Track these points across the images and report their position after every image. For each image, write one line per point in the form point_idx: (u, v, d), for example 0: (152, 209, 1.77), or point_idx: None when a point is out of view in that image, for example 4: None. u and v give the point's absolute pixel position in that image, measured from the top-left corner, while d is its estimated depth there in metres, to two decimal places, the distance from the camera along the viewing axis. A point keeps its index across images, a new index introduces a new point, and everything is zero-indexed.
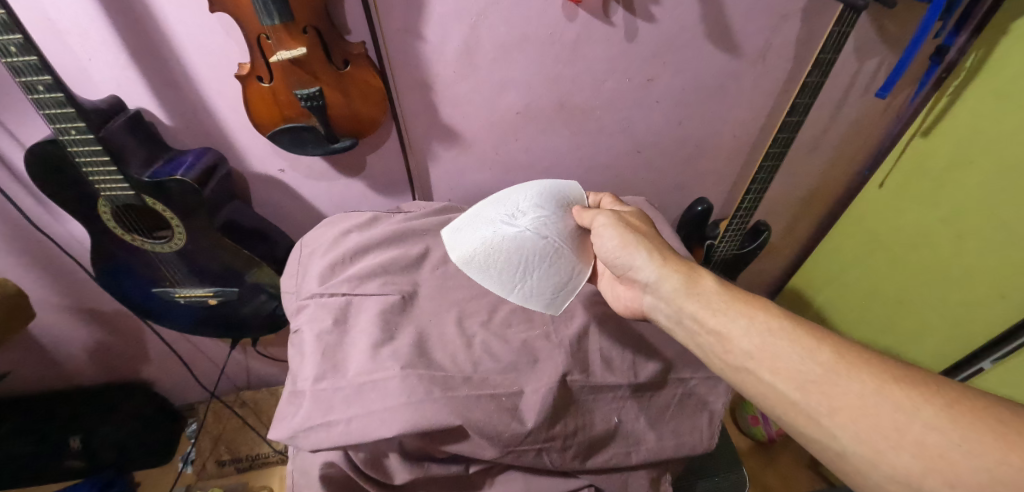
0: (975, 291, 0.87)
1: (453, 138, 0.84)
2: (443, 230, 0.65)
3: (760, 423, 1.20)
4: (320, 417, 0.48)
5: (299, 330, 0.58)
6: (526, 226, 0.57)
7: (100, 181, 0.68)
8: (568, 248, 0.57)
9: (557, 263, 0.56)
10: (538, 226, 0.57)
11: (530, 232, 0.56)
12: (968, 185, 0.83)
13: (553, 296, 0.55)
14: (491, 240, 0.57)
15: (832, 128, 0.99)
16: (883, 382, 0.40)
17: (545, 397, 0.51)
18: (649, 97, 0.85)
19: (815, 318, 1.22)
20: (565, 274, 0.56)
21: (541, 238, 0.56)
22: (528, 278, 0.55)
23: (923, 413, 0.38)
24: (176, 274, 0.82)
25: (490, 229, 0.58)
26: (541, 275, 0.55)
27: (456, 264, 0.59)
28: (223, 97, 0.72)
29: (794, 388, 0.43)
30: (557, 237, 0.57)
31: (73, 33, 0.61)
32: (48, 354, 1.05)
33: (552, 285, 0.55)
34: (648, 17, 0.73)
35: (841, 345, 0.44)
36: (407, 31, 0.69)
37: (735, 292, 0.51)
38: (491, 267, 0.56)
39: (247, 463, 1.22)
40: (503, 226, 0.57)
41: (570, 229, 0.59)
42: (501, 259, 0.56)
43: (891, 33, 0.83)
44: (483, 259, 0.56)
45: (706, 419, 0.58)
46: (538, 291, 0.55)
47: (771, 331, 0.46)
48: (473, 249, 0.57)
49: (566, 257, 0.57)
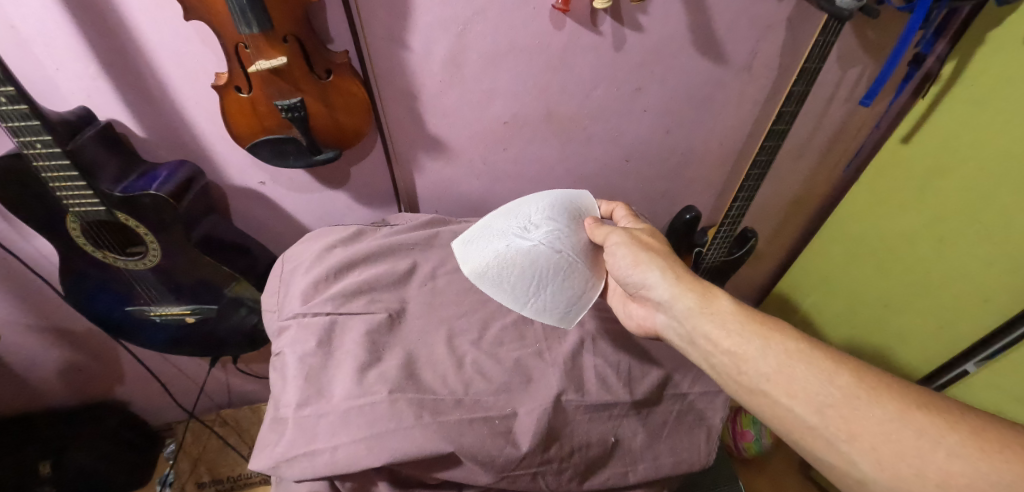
0: (960, 296, 0.88)
1: (440, 148, 0.83)
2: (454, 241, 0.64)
3: (734, 449, 1.18)
4: (304, 446, 0.46)
5: (281, 352, 0.55)
6: (541, 239, 0.56)
7: (68, 197, 0.65)
8: (582, 262, 0.57)
9: (569, 276, 0.55)
10: (551, 240, 0.56)
11: (544, 246, 0.55)
12: (950, 190, 0.84)
13: (566, 310, 0.54)
14: (504, 254, 0.55)
15: (816, 135, 1.00)
16: (904, 408, 0.40)
17: (539, 418, 0.49)
18: (636, 106, 0.84)
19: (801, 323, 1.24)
20: (578, 287, 0.56)
21: (556, 251, 0.55)
22: (542, 291, 0.54)
23: (947, 441, 0.38)
24: (152, 292, 0.79)
25: (503, 242, 0.57)
26: (556, 288, 0.55)
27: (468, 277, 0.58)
28: (201, 108, 0.69)
29: (813, 412, 0.43)
30: (570, 252, 0.56)
31: (39, 42, 0.58)
32: (12, 376, 0.99)
33: (565, 298, 0.55)
34: (635, 26, 0.73)
35: (863, 369, 0.44)
36: (392, 40, 0.67)
37: (750, 313, 0.50)
38: (504, 280, 0.55)
39: (226, 484, 1.19)
40: (517, 239, 0.56)
41: (584, 243, 0.58)
42: (515, 273, 0.54)
43: (872, 41, 0.84)
44: (497, 273, 0.55)
45: (703, 435, 0.57)
46: (552, 305, 0.54)
47: (788, 353, 0.46)
48: (486, 263, 0.56)
49: (579, 271, 0.56)
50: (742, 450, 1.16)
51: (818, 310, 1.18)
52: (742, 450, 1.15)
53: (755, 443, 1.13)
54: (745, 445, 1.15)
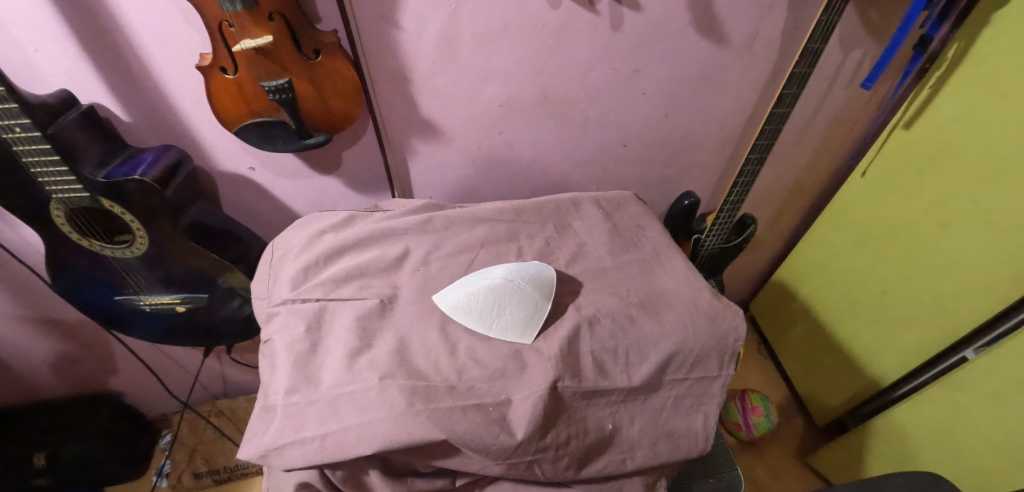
0: (963, 283, 0.86)
1: (433, 132, 0.81)
2: (436, 291, 0.59)
3: (742, 430, 1.18)
4: (292, 435, 0.44)
5: (269, 339, 0.53)
6: (500, 275, 0.58)
7: (51, 183, 0.62)
8: (536, 285, 0.58)
9: (525, 297, 0.56)
10: (509, 273, 0.58)
11: (501, 279, 0.57)
12: (954, 175, 0.84)
13: (526, 324, 0.55)
14: (467, 288, 0.57)
15: (816, 119, 0.99)
16: None
17: (535, 405, 0.47)
18: (634, 90, 0.83)
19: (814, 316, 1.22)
20: (537, 306, 0.56)
21: (509, 280, 0.57)
22: (502, 313, 0.55)
23: None
24: (141, 281, 0.77)
25: (469, 281, 0.58)
26: (515, 309, 0.55)
27: (439, 306, 0.57)
28: (187, 90, 0.67)
29: None
30: (525, 279, 0.58)
31: (15, 22, 0.56)
32: (5, 367, 0.99)
33: (525, 314, 0.55)
34: (633, 5, 0.71)
35: None
36: (382, 19, 0.65)
37: None
38: (470, 313, 0.55)
39: (224, 475, 1.17)
40: (480, 278, 0.58)
41: (537, 272, 0.60)
42: (479, 302, 0.56)
43: (876, 23, 0.82)
44: (464, 303, 0.56)
45: (701, 421, 0.54)
46: (514, 323, 0.55)
47: None
48: (456, 298, 0.56)
49: (535, 293, 0.57)
50: (751, 428, 1.17)
51: (818, 296, 1.21)
52: (752, 426, 1.16)
53: (765, 419, 1.17)
54: (755, 422, 1.17)
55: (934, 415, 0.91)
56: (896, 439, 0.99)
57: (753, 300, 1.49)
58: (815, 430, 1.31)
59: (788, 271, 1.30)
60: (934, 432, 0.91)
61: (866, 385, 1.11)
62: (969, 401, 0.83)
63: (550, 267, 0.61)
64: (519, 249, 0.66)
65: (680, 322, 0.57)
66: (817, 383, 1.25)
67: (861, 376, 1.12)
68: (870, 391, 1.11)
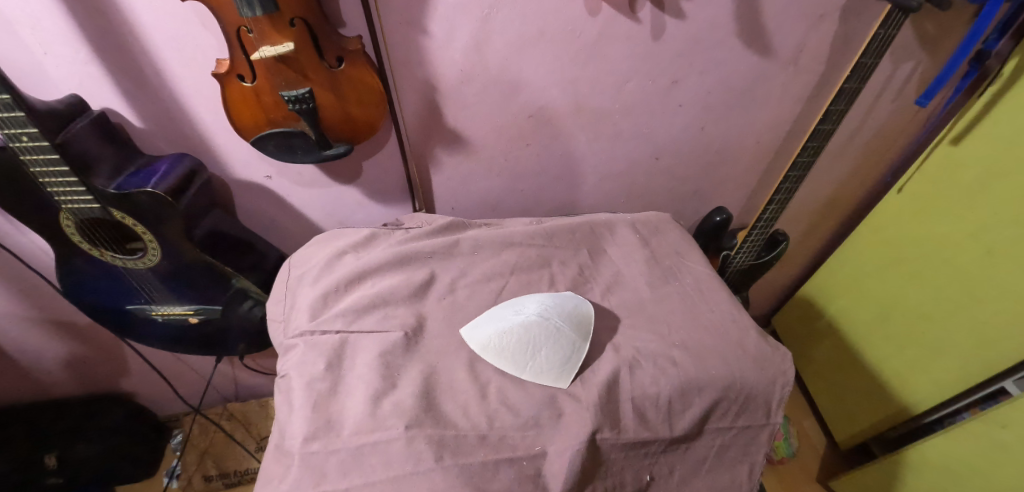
0: (1007, 314, 0.81)
1: (459, 144, 0.77)
2: (464, 325, 0.55)
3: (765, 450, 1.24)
4: (311, 486, 0.42)
5: (286, 373, 0.51)
6: (533, 312, 0.54)
7: (60, 194, 0.60)
8: (572, 324, 0.54)
9: (561, 338, 0.52)
10: (543, 310, 0.54)
11: (535, 316, 0.53)
12: (1006, 200, 0.78)
13: (562, 367, 0.51)
14: (499, 326, 0.52)
15: (859, 134, 0.93)
16: None
17: (571, 460, 0.44)
18: (672, 101, 0.78)
19: (843, 336, 1.17)
20: (573, 347, 0.52)
21: (544, 317, 0.53)
22: (536, 355, 0.51)
23: None
24: (153, 291, 0.74)
25: (501, 316, 0.54)
26: (549, 351, 0.51)
27: (469, 344, 0.53)
28: (203, 97, 0.64)
29: None
30: (561, 317, 0.53)
31: (24, 24, 0.53)
32: (16, 367, 0.97)
33: (561, 356, 0.51)
34: (676, 13, 0.66)
35: None
36: (410, 25, 0.61)
37: None
38: (502, 353, 0.52)
39: (235, 478, 1.15)
40: (511, 314, 0.54)
41: (572, 308, 0.55)
42: (511, 341, 0.52)
43: (933, 36, 0.76)
44: (496, 342, 0.52)
45: (745, 470, 0.50)
46: (548, 366, 0.51)
47: None
48: (487, 336, 0.52)
49: (571, 333, 0.53)
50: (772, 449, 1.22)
51: (846, 316, 1.16)
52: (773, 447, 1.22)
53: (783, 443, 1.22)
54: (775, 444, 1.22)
55: (970, 450, 0.86)
56: (927, 473, 0.95)
57: (776, 314, 1.44)
58: (837, 452, 1.28)
59: (814, 288, 1.25)
60: (969, 467, 0.86)
61: (894, 411, 1.06)
62: (1010, 440, 0.78)
63: (586, 302, 0.57)
64: (551, 276, 0.62)
65: (726, 366, 0.53)
66: (842, 405, 1.20)
67: (890, 403, 1.07)
68: (899, 418, 1.06)
